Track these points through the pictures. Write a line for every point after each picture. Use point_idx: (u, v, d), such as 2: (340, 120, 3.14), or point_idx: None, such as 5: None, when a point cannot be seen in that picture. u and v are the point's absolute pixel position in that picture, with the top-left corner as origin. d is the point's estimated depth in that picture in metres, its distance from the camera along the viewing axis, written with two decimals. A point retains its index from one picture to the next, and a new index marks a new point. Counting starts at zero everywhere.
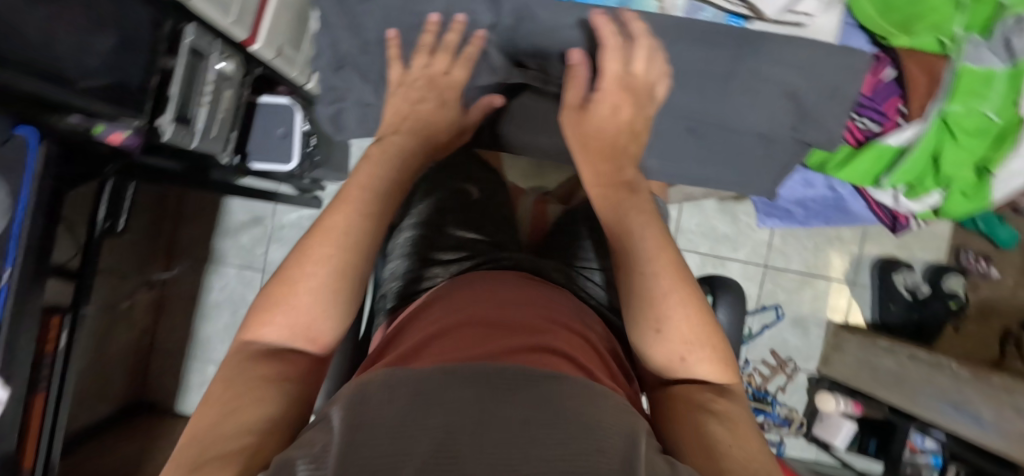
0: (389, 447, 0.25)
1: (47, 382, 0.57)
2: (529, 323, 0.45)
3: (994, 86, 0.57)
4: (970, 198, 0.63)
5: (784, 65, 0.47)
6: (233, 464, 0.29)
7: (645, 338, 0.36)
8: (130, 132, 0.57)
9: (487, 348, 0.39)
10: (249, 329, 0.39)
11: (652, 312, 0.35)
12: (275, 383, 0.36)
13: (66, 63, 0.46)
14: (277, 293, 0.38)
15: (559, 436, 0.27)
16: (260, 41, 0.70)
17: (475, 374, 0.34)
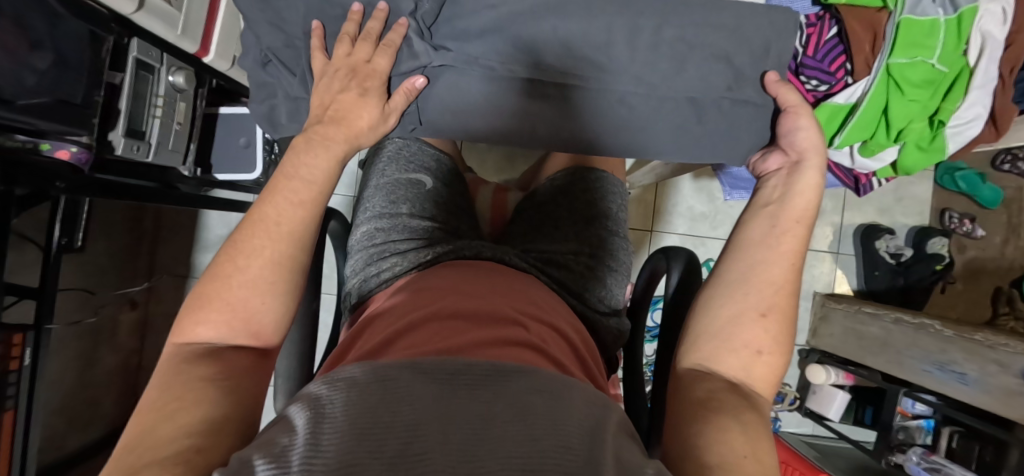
0: (368, 453, 0.26)
1: (14, 400, 0.57)
2: (494, 312, 0.46)
3: (938, 36, 0.57)
4: (926, 150, 0.62)
5: (707, 28, 0.47)
6: (177, 467, 0.27)
7: (737, 316, 0.37)
8: (76, 148, 0.57)
9: (455, 340, 0.41)
10: (180, 330, 0.37)
11: (757, 298, 0.37)
12: (216, 383, 0.34)
13: (3, 82, 0.47)
14: (213, 290, 0.37)
15: (516, 430, 0.29)
16: (211, 52, 0.71)
17: (446, 372, 0.34)
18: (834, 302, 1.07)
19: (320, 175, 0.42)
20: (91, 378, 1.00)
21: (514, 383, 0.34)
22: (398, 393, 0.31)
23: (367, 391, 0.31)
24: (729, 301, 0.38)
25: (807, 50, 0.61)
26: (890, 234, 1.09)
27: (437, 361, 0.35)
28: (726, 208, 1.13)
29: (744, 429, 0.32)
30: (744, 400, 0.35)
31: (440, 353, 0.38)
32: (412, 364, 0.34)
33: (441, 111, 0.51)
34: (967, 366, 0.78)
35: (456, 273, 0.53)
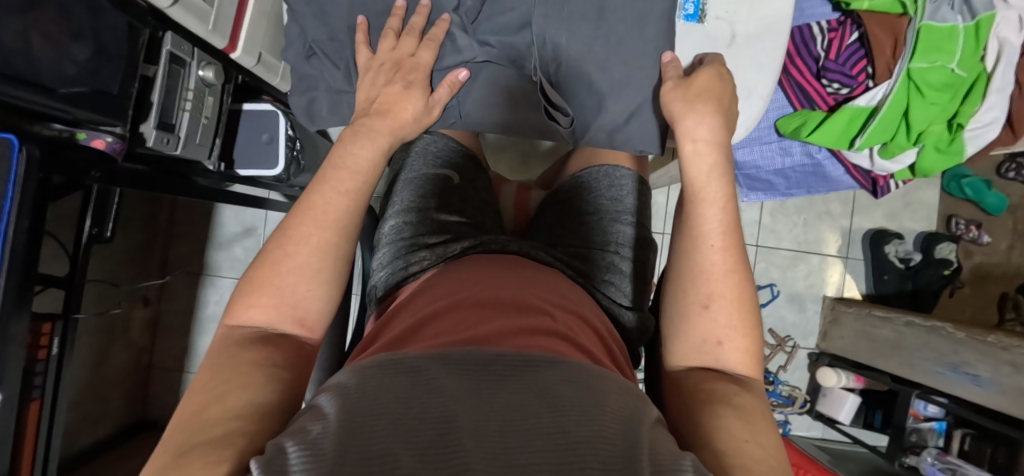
0: (387, 437, 0.23)
1: (42, 390, 0.57)
2: (523, 301, 0.44)
3: (957, 42, 0.59)
4: (945, 152, 0.63)
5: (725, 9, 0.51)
6: (225, 450, 0.25)
7: (687, 314, 0.40)
8: (112, 138, 0.56)
9: (483, 329, 0.38)
10: (232, 312, 0.36)
11: (700, 290, 0.39)
12: (264, 368, 0.33)
13: (44, 69, 0.48)
14: (263, 274, 0.37)
15: (560, 422, 0.25)
16: (240, 48, 0.72)
17: (467, 358, 0.31)
18: (844, 305, 1.09)
19: (364, 166, 0.42)
20: (103, 374, 1.00)
21: (572, 365, 0.32)
22: (426, 383, 0.28)
23: (393, 381, 0.28)
24: (677, 306, 0.41)
25: (830, 55, 0.64)
26: (898, 239, 1.11)
27: (466, 352, 0.32)
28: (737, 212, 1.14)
29: (739, 413, 0.33)
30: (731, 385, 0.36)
31: (468, 342, 0.36)
32: (440, 354, 0.31)
33: (483, 107, 0.52)
34: (980, 367, 0.79)
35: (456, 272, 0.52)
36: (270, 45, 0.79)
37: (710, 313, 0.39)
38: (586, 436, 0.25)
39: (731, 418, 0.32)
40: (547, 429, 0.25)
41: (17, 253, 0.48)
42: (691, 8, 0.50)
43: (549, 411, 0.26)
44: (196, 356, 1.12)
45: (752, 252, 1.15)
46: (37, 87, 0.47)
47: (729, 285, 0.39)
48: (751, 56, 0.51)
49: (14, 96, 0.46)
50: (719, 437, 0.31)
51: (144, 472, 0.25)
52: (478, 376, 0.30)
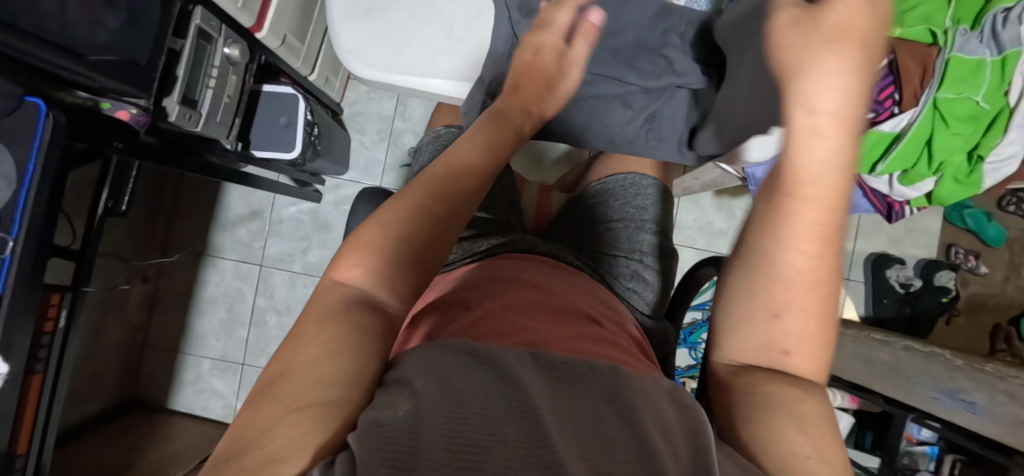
0: (478, 425, 0.22)
1: (44, 362, 0.55)
2: (567, 306, 0.44)
3: (983, 75, 0.60)
4: (962, 182, 0.65)
5: None
6: (322, 424, 0.24)
7: (750, 320, 0.34)
8: (136, 111, 0.56)
9: (538, 331, 0.38)
10: (337, 266, 0.33)
11: (766, 295, 0.33)
12: (367, 334, 0.30)
13: (77, 35, 0.46)
14: (368, 237, 0.33)
15: (629, 434, 0.24)
16: (265, 28, 0.71)
17: (540, 362, 0.32)
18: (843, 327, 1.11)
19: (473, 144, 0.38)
20: (98, 351, 0.98)
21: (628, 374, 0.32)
22: (497, 385, 0.27)
23: (477, 374, 0.28)
24: (737, 305, 0.34)
25: None
26: (900, 264, 1.13)
27: (532, 354, 0.32)
28: None
29: (803, 422, 0.29)
30: (797, 389, 0.31)
31: (526, 342, 0.35)
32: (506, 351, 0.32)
33: None
34: (976, 396, 0.80)
35: (494, 275, 0.50)
36: (295, 27, 0.78)
37: (778, 297, 0.32)
38: (658, 440, 0.24)
39: (792, 430, 0.28)
40: (626, 440, 0.24)
41: (35, 221, 0.47)
42: None
43: (618, 420, 0.26)
44: (192, 337, 1.11)
45: None
46: (67, 53, 0.46)
47: (803, 285, 0.32)
48: None
49: (46, 61, 0.44)
50: (781, 447, 0.27)
51: (240, 422, 0.24)
52: (553, 377, 0.30)
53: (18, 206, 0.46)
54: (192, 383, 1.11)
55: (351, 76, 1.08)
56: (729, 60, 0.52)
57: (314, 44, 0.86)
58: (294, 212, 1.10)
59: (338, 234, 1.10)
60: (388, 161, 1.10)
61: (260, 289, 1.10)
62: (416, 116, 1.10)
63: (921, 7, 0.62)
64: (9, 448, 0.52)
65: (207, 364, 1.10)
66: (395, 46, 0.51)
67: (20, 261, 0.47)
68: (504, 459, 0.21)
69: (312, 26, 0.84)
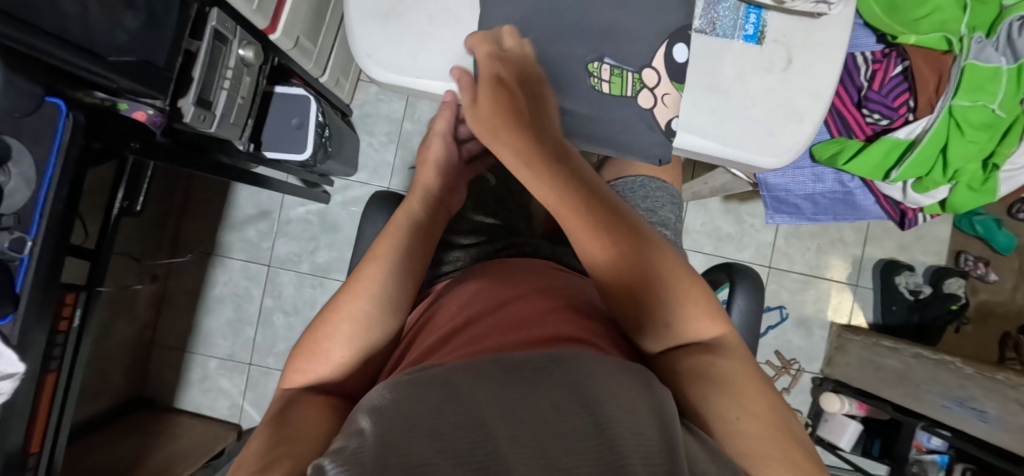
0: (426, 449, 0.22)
1: (59, 362, 0.55)
2: (554, 303, 0.43)
3: (999, 83, 0.60)
4: (978, 191, 0.64)
5: (788, 23, 0.51)
6: (282, 463, 0.25)
7: (646, 328, 0.38)
8: (153, 112, 0.56)
9: (496, 338, 0.37)
10: (290, 378, 0.37)
11: (650, 296, 0.38)
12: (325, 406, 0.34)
13: (96, 36, 0.46)
14: (312, 338, 0.38)
15: (583, 429, 0.24)
16: (279, 30, 0.71)
17: (500, 365, 0.31)
18: (851, 333, 1.11)
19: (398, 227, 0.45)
20: (107, 349, 0.98)
21: (592, 366, 0.31)
22: (479, 396, 0.26)
23: (428, 390, 0.27)
24: (634, 323, 0.39)
25: (873, 85, 0.65)
26: (909, 271, 1.12)
27: (499, 358, 0.32)
28: (752, 232, 1.16)
29: (733, 395, 0.34)
30: (723, 365, 0.36)
31: (502, 347, 0.35)
32: (466, 361, 0.32)
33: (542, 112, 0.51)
34: (987, 403, 0.80)
35: (463, 280, 0.51)
36: (308, 30, 0.79)
37: (651, 307, 0.38)
38: (621, 436, 0.23)
39: (726, 403, 0.33)
40: (583, 441, 0.23)
41: (53, 221, 0.48)
42: (751, 29, 0.51)
43: (580, 413, 0.25)
44: (201, 336, 1.11)
45: (764, 273, 1.17)
46: (87, 53, 0.45)
47: (670, 269, 0.39)
48: (807, 81, 0.51)
49: (67, 63, 0.45)
50: (723, 428, 0.32)
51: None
52: (553, 378, 0.29)
53: (38, 206, 0.47)
54: (200, 382, 1.11)
55: (361, 77, 1.08)
56: (747, 61, 0.51)
57: (326, 46, 0.87)
58: (302, 212, 1.10)
59: (346, 236, 1.10)
60: (397, 163, 1.11)
61: (268, 289, 1.11)
62: (425, 118, 1.10)
63: (938, 14, 0.62)
64: (23, 446, 0.52)
65: (215, 364, 1.10)
66: (412, 49, 0.51)
67: (38, 260, 0.47)
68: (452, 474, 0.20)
69: (324, 27, 0.85)
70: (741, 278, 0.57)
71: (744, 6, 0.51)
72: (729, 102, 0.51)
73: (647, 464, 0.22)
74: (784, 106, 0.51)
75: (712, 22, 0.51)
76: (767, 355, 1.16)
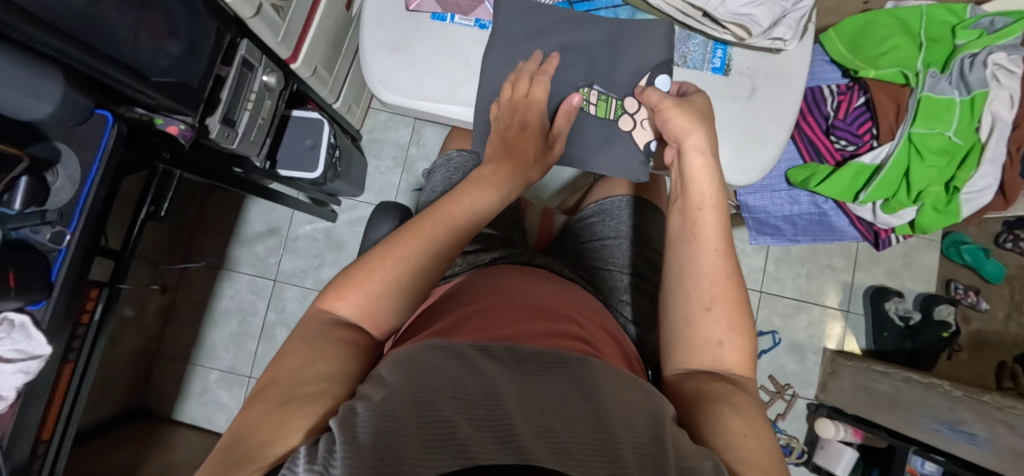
0: (430, 402, 0.26)
1: (77, 353, 0.59)
2: (553, 309, 0.48)
3: (953, 113, 0.66)
4: (941, 212, 0.68)
5: (752, 57, 0.57)
6: (313, 407, 0.31)
7: (692, 314, 0.43)
8: (184, 127, 0.62)
9: (518, 328, 0.42)
10: (326, 299, 0.41)
11: (701, 295, 0.43)
12: (341, 341, 0.38)
13: (143, 61, 0.54)
14: (356, 274, 0.41)
15: (577, 410, 0.28)
16: (299, 59, 0.79)
17: (507, 354, 0.35)
18: (843, 358, 1.12)
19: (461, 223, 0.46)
20: (113, 356, 1.02)
21: (579, 363, 0.35)
22: (475, 369, 0.31)
23: (449, 362, 0.31)
24: (676, 313, 0.44)
25: (838, 114, 0.71)
26: (898, 297, 1.15)
27: (507, 347, 0.36)
28: (743, 257, 1.20)
29: (738, 410, 0.36)
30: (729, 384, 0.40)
31: (507, 338, 0.40)
32: (479, 345, 0.35)
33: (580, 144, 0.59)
34: (977, 427, 0.81)
35: (487, 274, 0.57)
36: (324, 61, 0.87)
37: (716, 313, 0.42)
38: (610, 420, 0.27)
39: (734, 415, 0.36)
40: (561, 416, 0.27)
41: (91, 217, 0.53)
42: (718, 62, 0.57)
43: (583, 403, 0.29)
44: (204, 349, 1.15)
45: (756, 298, 1.20)
46: (136, 74, 0.53)
47: (719, 278, 0.43)
48: (770, 108, 0.57)
49: (117, 83, 0.51)
50: (720, 431, 0.34)
51: (245, 413, 0.31)
52: (524, 366, 0.33)
53: (78, 204, 0.52)
54: (199, 394, 1.14)
55: (371, 105, 1.16)
56: (721, 89, 0.57)
57: (341, 74, 0.95)
58: (310, 230, 1.16)
59: (350, 253, 1.15)
60: (402, 185, 1.17)
61: (272, 303, 1.15)
62: (431, 143, 1.17)
63: (894, 52, 0.68)
64: (38, 432, 0.56)
65: (216, 376, 1.13)
66: (418, 74, 0.57)
67: (73, 252, 0.52)
68: (472, 435, 0.24)
69: (340, 58, 0.93)
70: None
71: (711, 43, 0.57)
72: None
73: (638, 448, 0.26)
74: (747, 131, 0.56)
75: (684, 55, 0.57)
76: (760, 379, 1.17)
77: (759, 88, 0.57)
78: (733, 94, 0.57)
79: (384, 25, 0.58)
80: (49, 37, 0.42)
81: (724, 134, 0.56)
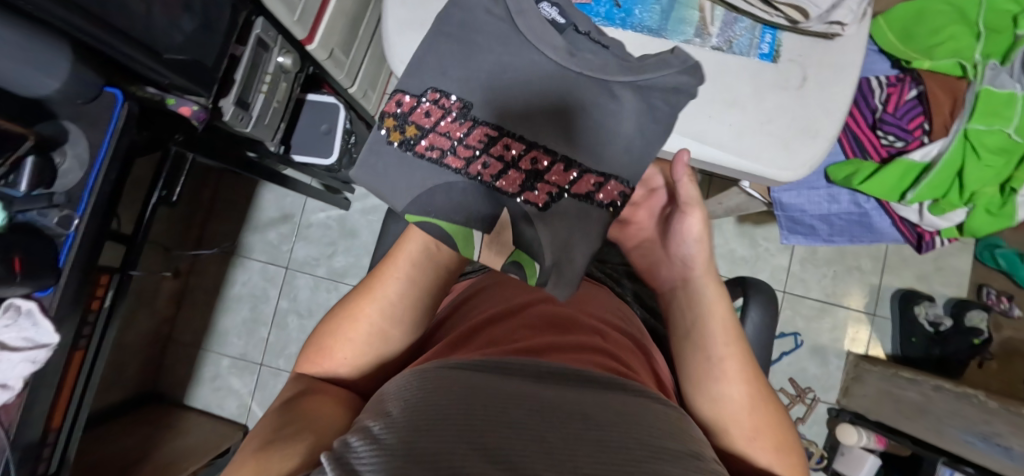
0: (444, 437, 0.23)
1: (88, 339, 0.57)
2: (569, 318, 0.45)
3: (1015, 108, 0.61)
4: (995, 214, 0.64)
5: (804, 43, 0.53)
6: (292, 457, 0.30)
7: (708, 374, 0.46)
8: (197, 108, 0.59)
9: (533, 339, 0.40)
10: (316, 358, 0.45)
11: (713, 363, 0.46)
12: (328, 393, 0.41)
13: (156, 37, 0.51)
14: (338, 331, 0.45)
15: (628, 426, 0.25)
16: (315, 40, 0.75)
17: (516, 371, 0.33)
18: (868, 363, 1.09)
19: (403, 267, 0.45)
20: (125, 340, 1.01)
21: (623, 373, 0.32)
22: (485, 387, 0.29)
23: (453, 388, 0.28)
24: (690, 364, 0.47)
25: (887, 107, 0.66)
26: (929, 302, 1.11)
27: (520, 363, 0.34)
28: (768, 256, 1.16)
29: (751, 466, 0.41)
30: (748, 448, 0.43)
31: (520, 352, 0.37)
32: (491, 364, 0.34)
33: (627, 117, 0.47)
34: (1014, 441, 0.77)
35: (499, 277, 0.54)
36: (342, 43, 0.84)
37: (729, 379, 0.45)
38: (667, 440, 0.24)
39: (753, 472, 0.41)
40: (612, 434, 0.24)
41: (101, 201, 0.50)
42: (767, 47, 0.53)
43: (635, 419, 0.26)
44: (215, 335, 1.14)
45: (780, 299, 1.16)
46: (149, 51, 0.50)
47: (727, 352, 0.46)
48: (822, 99, 0.53)
49: (129, 58, 0.49)
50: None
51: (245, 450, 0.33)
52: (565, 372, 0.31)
53: (87, 186, 0.49)
54: (210, 380, 1.13)
55: (388, 90, 1.13)
56: (770, 78, 0.53)
57: (358, 57, 0.92)
58: (323, 217, 1.14)
59: (364, 242, 1.13)
60: None
61: (284, 290, 1.13)
62: None
63: (950, 41, 0.64)
64: (47, 421, 0.54)
65: (227, 363, 1.12)
66: None
67: (82, 237, 0.49)
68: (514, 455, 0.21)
69: (358, 41, 0.90)
70: (755, 291, 0.58)
71: (760, 26, 0.53)
72: (743, 120, 0.52)
73: None
74: (795, 124, 0.52)
75: (730, 40, 0.53)
76: (781, 382, 1.14)
77: (811, 77, 0.53)
78: (783, 83, 0.53)
79: (407, 2, 0.54)
80: (55, 7, 0.39)
81: (772, 126, 0.52)
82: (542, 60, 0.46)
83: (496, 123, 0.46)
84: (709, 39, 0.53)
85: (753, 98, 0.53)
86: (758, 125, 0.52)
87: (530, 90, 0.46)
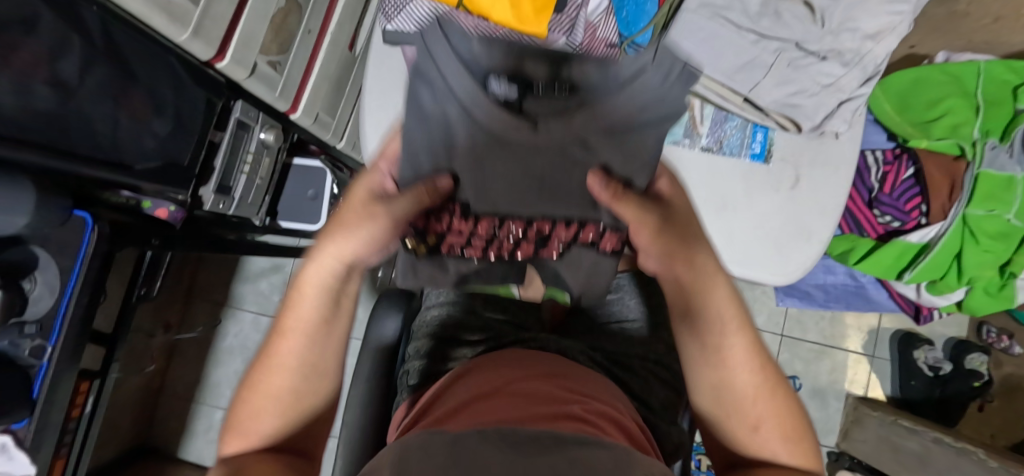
0: None
1: (69, 448, 0.56)
2: (550, 385, 0.43)
3: (1015, 192, 0.59)
4: (994, 296, 0.62)
5: (796, 144, 0.51)
6: None
7: (710, 364, 0.42)
8: (174, 208, 0.58)
9: (519, 413, 0.38)
10: (241, 431, 0.40)
11: (717, 355, 0.42)
12: (271, 462, 0.37)
13: (125, 150, 0.50)
14: (254, 397, 0.41)
15: None
16: (300, 110, 0.74)
17: (503, 433, 0.31)
18: (867, 408, 1.07)
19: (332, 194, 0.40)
20: (117, 400, 1.00)
21: None
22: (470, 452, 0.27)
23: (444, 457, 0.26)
24: (694, 349, 0.43)
25: (884, 187, 0.64)
26: (928, 345, 1.10)
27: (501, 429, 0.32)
28: (765, 299, 1.15)
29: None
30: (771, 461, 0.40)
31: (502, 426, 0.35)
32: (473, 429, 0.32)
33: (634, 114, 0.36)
34: None
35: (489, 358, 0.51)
36: (327, 106, 0.82)
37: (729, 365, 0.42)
38: None
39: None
40: None
41: (75, 325, 0.49)
42: (757, 148, 0.51)
43: None
44: (208, 387, 1.13)
45: (777, 342, 1.15)
46: (118, 168, 0.49)
47: (733, 326, 0.42)
48: (815, 201, 0.51)
49: (97, 178, 0.47)
50: None
51: None
52: None
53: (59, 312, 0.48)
54: (204, 433, 1.12)
55: None
56: (762, 181, 0.51)
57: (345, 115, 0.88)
58: None
59: None
60: None
61: None
62: None
63: (949, 117, 0.62)
64: None
65: (221, 415, 1.11)
66: None
67: (56, 364, 0.48)
68: None
69: (344, 101, 0.88)
70: None
71: (751, 125, 0.51)
72: (734, 223, 0.51)
73: None
74: (788, 227, 0.51)
75: (720, 140, 0.51)
76: None
77: (799, 175, 0.51)
78: (773, 186, 0.51)
79: (387, 106, 0.52)
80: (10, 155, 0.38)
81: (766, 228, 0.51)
82: (521, 147, 0.37)
83: (497, 215, 0.42)
84: (699, 139, 0.51)
85: (742, 201, 0.51)
86: (748, 228, 0.51)
87: (520, 169, 0.39)
